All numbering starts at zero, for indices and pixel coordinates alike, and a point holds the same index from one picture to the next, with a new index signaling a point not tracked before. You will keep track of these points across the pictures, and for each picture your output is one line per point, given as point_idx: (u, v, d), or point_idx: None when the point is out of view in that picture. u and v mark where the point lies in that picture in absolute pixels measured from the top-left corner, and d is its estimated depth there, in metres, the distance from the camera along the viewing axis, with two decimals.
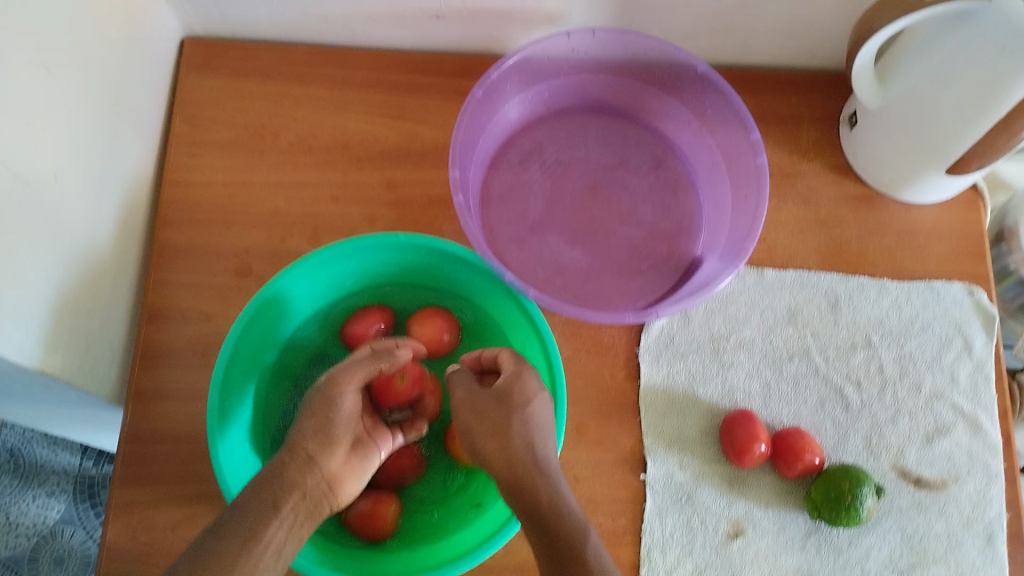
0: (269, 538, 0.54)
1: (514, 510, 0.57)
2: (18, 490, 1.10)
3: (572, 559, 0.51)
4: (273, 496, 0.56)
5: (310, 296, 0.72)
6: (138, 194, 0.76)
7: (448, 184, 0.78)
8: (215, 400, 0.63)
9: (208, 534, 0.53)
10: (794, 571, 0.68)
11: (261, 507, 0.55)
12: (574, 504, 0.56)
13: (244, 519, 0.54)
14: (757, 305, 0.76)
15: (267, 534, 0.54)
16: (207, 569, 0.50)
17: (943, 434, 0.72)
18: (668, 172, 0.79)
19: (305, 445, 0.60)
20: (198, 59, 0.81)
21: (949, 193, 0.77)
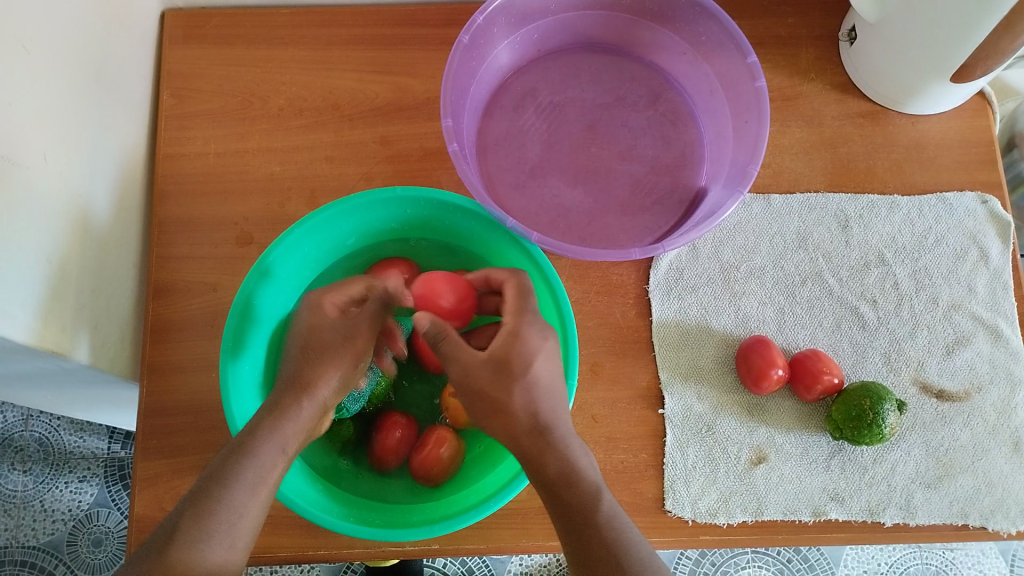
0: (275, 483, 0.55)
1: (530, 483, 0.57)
2: (51, 478, 1.13)
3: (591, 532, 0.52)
4: (284, 441, 0.57)
5: (339, 239, 0.72)
6: (134, 172, 0.76)
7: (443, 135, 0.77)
8: (230, 331, 0.64)
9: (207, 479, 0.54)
10: (820, 493, 0.68)
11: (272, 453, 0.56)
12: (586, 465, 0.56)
13: (251, 464, 0.55)
14: (766, 232, 0.74)
15: (273, 478, 0.55)
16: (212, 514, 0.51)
17: (963, 345, 0.72)
18: (665, 104, 0.78)
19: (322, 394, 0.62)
20: (181, 31, 0.80)
21: (956, 100, 0.75)
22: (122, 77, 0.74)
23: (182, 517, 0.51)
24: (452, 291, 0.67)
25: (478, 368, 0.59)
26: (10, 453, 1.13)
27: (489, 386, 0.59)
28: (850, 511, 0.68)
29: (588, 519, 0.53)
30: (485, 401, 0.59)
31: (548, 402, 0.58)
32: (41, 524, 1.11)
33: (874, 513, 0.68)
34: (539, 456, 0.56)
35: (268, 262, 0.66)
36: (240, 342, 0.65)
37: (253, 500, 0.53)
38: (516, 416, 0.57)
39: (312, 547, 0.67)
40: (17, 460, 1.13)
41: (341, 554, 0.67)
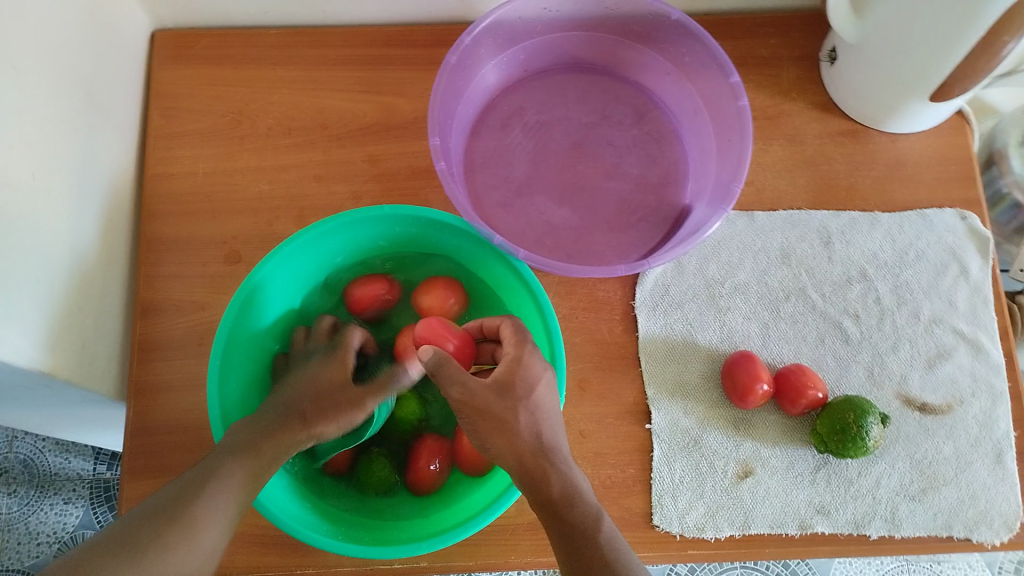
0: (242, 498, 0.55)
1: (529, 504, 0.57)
2: (36, 500, 1.12)
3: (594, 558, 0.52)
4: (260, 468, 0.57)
5: (321, 258, 0.72)
6: (122, 191, 0.76)
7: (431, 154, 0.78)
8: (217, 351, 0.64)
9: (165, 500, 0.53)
10: (805, 506, 0.69)
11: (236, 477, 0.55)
12: (586, 489, 0.57)
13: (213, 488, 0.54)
14: (750, 248, 0.75)
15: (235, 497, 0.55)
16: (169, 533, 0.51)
17: (945, 359, 0.73)
18: (650, 123, 0.79)
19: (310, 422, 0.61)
20: (170, 51, 0.81)
21: (933, 119, 0.76)
22: (110, 96, 0.74)
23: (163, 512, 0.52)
24: (454, 333, 0.68)
25: (481, 388, 0.59)
26: None
27: (492, 406, 0.59)
28: (836, 524, 0.68)
29: (589, 541, 0.53)
30: (490, 419, 0.59)
31: (548, 427, 0.59)
32: (25, 547, 1.10)
33: (859, 525, 0.69)
34: (543, 475, 0.56)
35: (255, 282, 0.66)
36: (228, 354, 0.66)
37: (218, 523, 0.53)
38: (521, 437, 0.58)
39: (300, 566, 0.67)
40: (2, 482, 1.12)
41: (330, 572, 0.67)
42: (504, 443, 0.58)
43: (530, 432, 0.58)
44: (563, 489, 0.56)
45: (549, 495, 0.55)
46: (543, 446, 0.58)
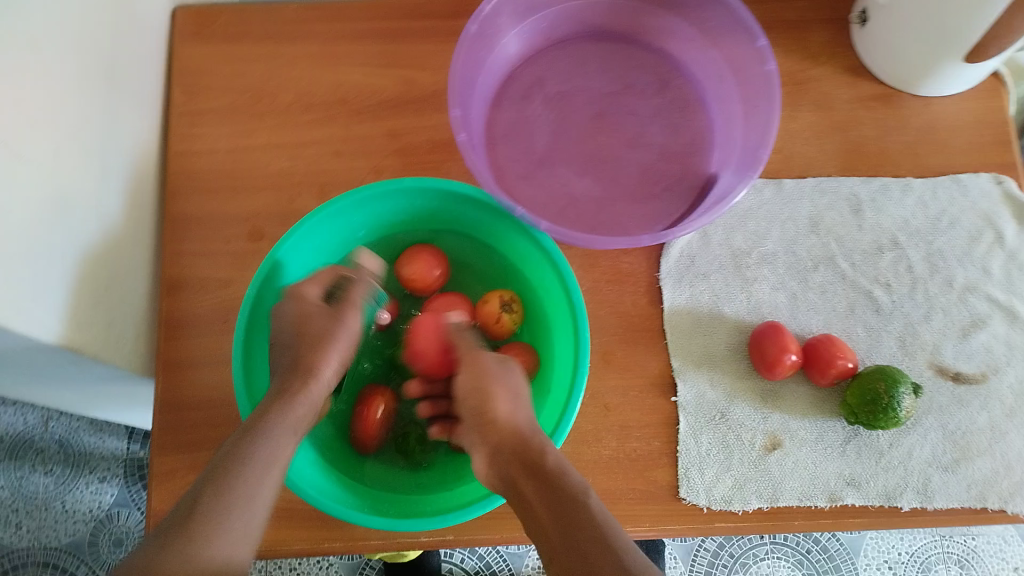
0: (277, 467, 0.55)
1: (512, 481, 0.58)
2: (71, 479, 1.14)
3: (582, 525, 0.52)
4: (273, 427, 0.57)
5: (323, 250, 0.72)
6: (146, 170, 0.76)
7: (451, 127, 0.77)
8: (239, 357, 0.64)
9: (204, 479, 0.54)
10: (836, 478, 0.68)
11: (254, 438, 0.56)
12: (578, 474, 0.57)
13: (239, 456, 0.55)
14: (777, 217, 0.74)
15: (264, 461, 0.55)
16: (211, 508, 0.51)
17: (979, 328, 0.71)
18: (674, 92, 0.77)
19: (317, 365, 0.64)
20: (190, 29, 0.80)
21: (971, 80, 0.74)
22: (132, 75, 0.74)
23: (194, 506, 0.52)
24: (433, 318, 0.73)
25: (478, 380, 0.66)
26: (31, 455, 1.15)
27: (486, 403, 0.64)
28: (866, 496, 0.67)
29: (577, 509, 0.53)
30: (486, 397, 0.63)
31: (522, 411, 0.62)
32: (62, 525, 1.12)
33: (891, 497, 0.67)
34: (538, 449, 0.58)
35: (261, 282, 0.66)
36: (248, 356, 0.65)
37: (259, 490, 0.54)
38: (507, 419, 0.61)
39: (326, 539, 0.68)
40: (38, 462, 1.15)
41: (355, 545, 0.68)
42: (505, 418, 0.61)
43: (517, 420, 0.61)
44: (555, 459, 0.57)
45: (543, 463, 0.57)
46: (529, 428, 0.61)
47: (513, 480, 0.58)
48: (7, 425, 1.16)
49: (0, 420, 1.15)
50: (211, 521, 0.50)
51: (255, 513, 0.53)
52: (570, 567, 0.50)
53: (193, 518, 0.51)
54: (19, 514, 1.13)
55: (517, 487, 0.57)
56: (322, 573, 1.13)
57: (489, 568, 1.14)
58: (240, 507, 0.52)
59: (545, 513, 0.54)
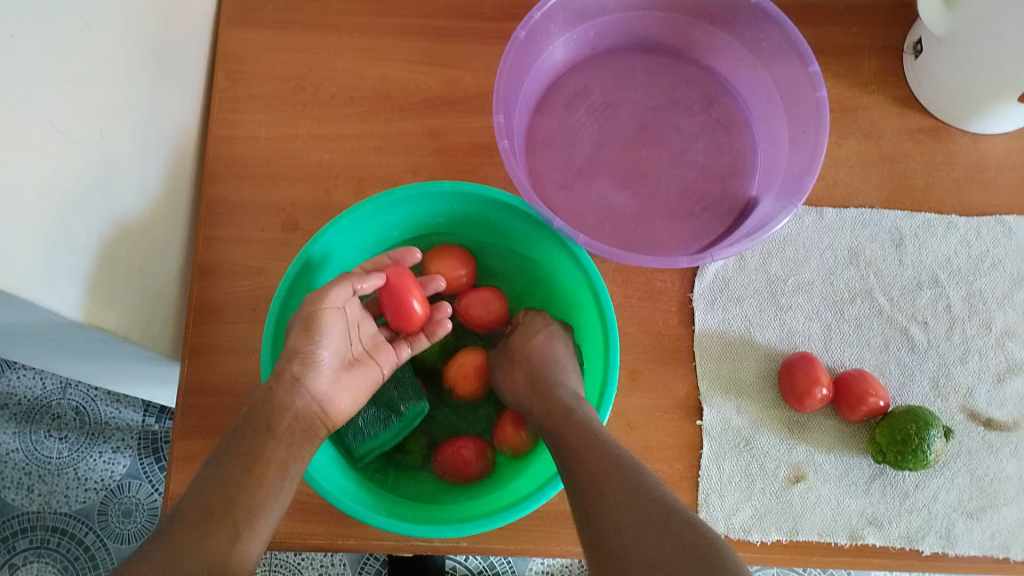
0: (269, 459, 0.57)
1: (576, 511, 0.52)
2: (85, 446, 1.15)
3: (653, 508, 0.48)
4: (266, 420, 0.59)
5: (361, 245, 0.72)
6: (185, 152, 0.76)
7: (492, 131, 0.76)
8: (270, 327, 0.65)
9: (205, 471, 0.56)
10: (857, 516, 0.67)
11: (253, 432, 0.58)
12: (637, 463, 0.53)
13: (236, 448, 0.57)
14: (816, 246, 0.73)
15: (265, 454, 0.57)
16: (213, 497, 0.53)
17: (1015, 373, 0.70)
18: (720, 110, 0.76)
19: (289, 367, 0.62)
20: (238, 13, 0.80)
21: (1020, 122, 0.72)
22: (177, 56, 0.74)
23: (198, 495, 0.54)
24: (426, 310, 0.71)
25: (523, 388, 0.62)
26: (47, 420, 1.15)
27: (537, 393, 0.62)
28: (887, 536, 0.66)
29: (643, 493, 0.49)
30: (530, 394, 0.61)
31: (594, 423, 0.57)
32: (73, 491, 1.13)
33: (912, 539, 0.66)
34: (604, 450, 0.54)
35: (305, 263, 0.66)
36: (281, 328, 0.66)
37: (255, 480, 0.56)
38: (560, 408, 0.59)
39: (339, 536, 0.67)
40: (54, 426, 1.15)
41: (368, 545, 0.68)
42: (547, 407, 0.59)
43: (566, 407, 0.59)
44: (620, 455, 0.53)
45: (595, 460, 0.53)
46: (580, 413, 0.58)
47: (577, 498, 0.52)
48: (25, 388, 1.16)
49: (18, 383, 1.16)
50: (215, 508, 0.52)
51: (264, 503, 0.55)
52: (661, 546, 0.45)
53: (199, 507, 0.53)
54: (32, 478, 1.14)
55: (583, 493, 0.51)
56: (327, 562, 1.14)
57: (493, 570, 1.14)
58: (241, 495, 0.54)
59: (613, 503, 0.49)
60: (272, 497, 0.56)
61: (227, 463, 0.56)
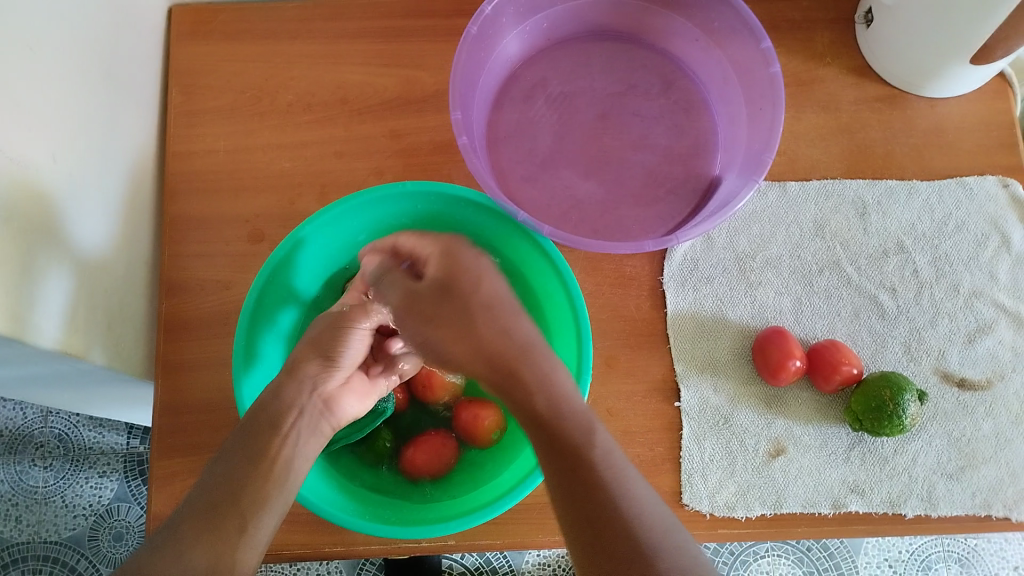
0: (277, 454, 0.56)
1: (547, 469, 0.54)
2: (71, 473, 1.14)
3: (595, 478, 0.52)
4: (273, 417, 0.58)
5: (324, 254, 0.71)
6: (144, 170, 0.76)
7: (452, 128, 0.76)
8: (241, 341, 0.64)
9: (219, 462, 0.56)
10: (839, 485, 0.67)
11: (263, 426, 0.58)
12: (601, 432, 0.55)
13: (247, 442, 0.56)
14: (782, 221, 0.73)
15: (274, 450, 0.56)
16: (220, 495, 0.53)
17: (985, 333, 0.71)
18: (678, 93, 0.77)
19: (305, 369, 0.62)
20: (188, 27, 0.79)
21: (983, 80, 0.73)
22: (129, 75, 0.73)
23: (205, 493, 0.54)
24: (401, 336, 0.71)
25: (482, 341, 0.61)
26: (31, 449, 1.14)
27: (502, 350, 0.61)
28: (870, 503, 0.67)
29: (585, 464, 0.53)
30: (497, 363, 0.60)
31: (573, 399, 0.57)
32: (62, 519, 1.12)
33: (895, 504, 0.67)
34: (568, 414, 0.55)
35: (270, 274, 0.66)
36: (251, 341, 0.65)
37: (262, 477, 0.55)
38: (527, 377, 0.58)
39: (327, 544, 0.67)
40: (38, 455, 1.14)
41: (356, 551, 0.67)
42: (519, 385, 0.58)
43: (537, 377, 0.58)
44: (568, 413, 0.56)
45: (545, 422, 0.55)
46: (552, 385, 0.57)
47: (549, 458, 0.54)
48: (6, 419, 1.15)
49: None
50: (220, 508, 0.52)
51: (270, 497, 0.54)
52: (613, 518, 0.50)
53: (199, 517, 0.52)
54: (19, 508, 1.13)
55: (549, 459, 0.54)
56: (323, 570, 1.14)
57: (490, 565, 1.14)
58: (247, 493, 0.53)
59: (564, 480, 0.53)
60: (279, 491, 0.55)
61: (235, 460, 0.55)
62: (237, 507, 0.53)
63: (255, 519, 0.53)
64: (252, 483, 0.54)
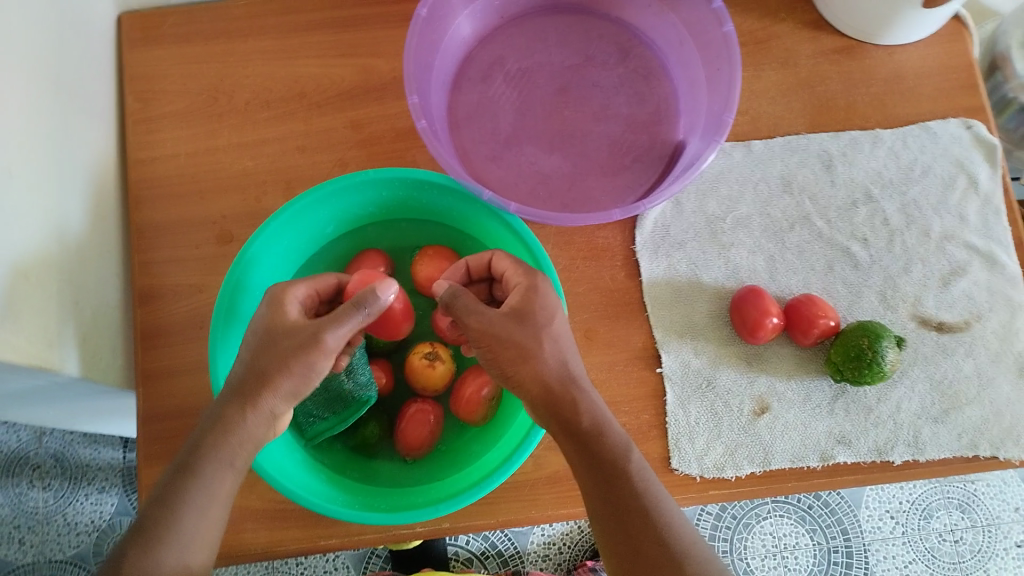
0: (228, 479, 0.55)
1: (582, 471, 0.57)
2: (70, 492, 1.13)
3: (630, 497, 0.56)
4: (225, 428, 0.55)
5: (298, 244, 0.71)
6: (106, 181, 0.75)
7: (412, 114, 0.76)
8: (221, 301, 0.64)
9: (172, 477, 0.54)
10: (825, 437, 0.68)
11: (217, 438, 0.55)
12: (615, 425, 0.58)
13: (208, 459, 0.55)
14: (749, 180, 0.73)
15: (224, 471, 0.55)
16: (168, 517, 0.52)
17: (959, 275, 0.71)
18: (637, 61, 0.76)
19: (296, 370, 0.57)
20: (140, 34, 0.78)
21: (949, 16, 0.73)
22: (83, 86, 0.72)
23: (148, 511, 0.53)
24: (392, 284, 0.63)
25: (498, 318, 0.59)
26: (28, 471, 1.14)
27: (513, 334, 0.58)
28: (857, 453, 0.67)
29: (622, 476, 0.56)
30: (512, 347, 0.58)
31: (597, 404, 0.58)
32: (65, 537, 1.12)
33: (882, 452, 0.67)
34: (573, 403, 0.57)
35: (259, 243, 0.66)
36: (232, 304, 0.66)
37: (212, 497, 0.54)
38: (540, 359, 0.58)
39: (320, 537, 0.67)
40: (35, 477, 1.14)
41: (350, 542, 0.67)
42: (528, 372, 0.58)
43: (555, 360, 0.59)
44: (592, 421, 0.57)
45: (579, 426, 0.57)
46: (569, 374, 0.58)
47: (588, 462, 0.57)
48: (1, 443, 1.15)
49: None
50: (167, 531, 0.51)
51: (208, 515, 0.53)
52: (645, 541, 0.55)
53: (153, 523, 0.51)
54: (22, 530, 1.12)
55: (587, 467, 0.57)
56: (329, 568, 1.13)
57: (495, 549, 1.14)
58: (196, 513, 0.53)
59: (598, 496, 0.56)
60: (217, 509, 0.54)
61: (187, 479, 0.54)
62: (184, 524, 0.52)
63: (194, 538, 0.52)
64: (207, 498, 0.54)
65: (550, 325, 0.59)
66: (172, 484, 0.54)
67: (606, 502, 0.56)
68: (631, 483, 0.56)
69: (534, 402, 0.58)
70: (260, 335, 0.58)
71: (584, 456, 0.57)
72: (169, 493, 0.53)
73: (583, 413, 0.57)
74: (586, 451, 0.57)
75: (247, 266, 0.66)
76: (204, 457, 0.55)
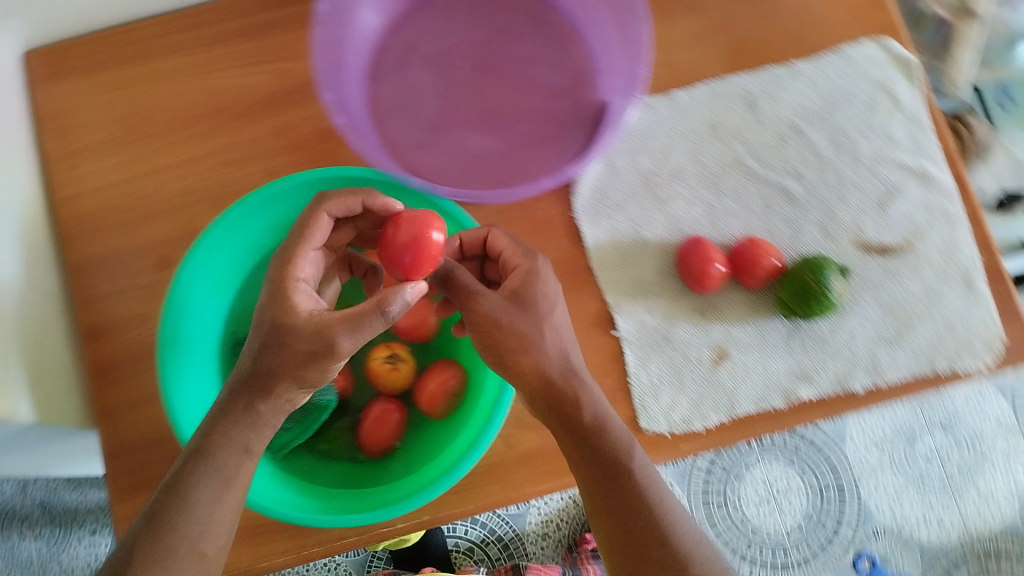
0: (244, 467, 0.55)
1: (584, 473, 0.57)
2: (62, 538, 1.12)
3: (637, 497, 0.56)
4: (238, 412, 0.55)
5: (236, 264, 0.71)
6: (36, 223, 0.74)
7: None
8: (164, 330, 0.65)
9: (190, 458, 0.54)
10: (787, 376, 0.68)
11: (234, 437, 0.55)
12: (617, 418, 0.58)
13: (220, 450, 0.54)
14: (676, 131, 0.73)
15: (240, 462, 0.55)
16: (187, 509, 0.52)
17: (895, 197, 0.72)
18: (551, 27, 0.76)
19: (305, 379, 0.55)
20: (46, 69, 0.76)
21: None
22: None
23: (168, 499, 0.53)
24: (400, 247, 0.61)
25: (500, 302, 0.58)
26: (16, 524, 1.13)
27: (516, 321, 0.58)
28: (819, 387, 0.68)
29: (624, 471, 0.56)
30: (513, 335, 0.57)
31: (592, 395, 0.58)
32: None
33: (843, 382, 0.68)
34: (574, 398, 0.57)
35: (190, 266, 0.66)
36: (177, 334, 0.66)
37: (229, 484, 0.54)
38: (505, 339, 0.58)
39: (302, 546, 0.67)
40: (25, 528, 1.13)
41: (333, 547, 0.67)
42: (530, 363, 0.57)
43: (558, 351, 0.58)
44: (594, 417, 0.57)
45: (581, 422, 0.57)
46: (571, 365, 0.58)
47: (591, 465, 0.57)
48: None
49: None
50: (187, 521, 0.52)
51: (228, 502, 0.54)
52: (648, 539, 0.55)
53: (166, 514, 0.52)
54: None
55: (587, 469, 0.57)
56: None
57: (495, 535, 1.14)
58: (215, 503, 0.53)
59: (603, 493, 0.56)
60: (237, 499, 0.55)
61: (200, 467, 0.54)
62: (201, 510, 0.53)
63: (211, 527, 0.53)
64: (221, 485, 0.54)
65: (552, 314, 0.59)
66: (186, 468, 0.54)
67: (611, 498, 0.56)
68: (635, 480, 0.57)
69: (534, 393, 0.58)
70: (266, 323, 0.55)
71: (587, 456, 0.57)
72: (185, 482, 0.53)
73: (586, 408, 0.57)
74: (587, 454, 0.57)
75: (184, 292, 0.66)
76: (216, 442, 0.55)
